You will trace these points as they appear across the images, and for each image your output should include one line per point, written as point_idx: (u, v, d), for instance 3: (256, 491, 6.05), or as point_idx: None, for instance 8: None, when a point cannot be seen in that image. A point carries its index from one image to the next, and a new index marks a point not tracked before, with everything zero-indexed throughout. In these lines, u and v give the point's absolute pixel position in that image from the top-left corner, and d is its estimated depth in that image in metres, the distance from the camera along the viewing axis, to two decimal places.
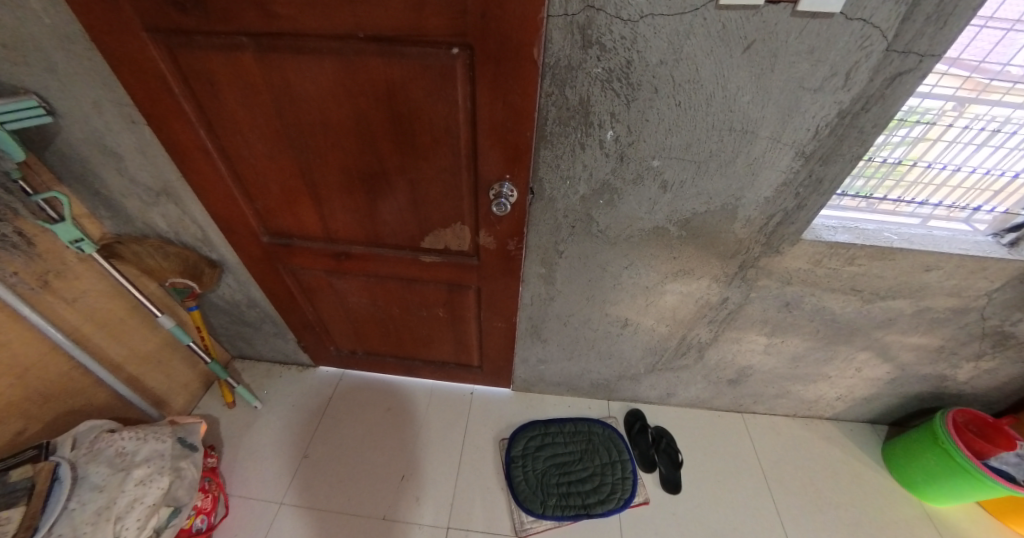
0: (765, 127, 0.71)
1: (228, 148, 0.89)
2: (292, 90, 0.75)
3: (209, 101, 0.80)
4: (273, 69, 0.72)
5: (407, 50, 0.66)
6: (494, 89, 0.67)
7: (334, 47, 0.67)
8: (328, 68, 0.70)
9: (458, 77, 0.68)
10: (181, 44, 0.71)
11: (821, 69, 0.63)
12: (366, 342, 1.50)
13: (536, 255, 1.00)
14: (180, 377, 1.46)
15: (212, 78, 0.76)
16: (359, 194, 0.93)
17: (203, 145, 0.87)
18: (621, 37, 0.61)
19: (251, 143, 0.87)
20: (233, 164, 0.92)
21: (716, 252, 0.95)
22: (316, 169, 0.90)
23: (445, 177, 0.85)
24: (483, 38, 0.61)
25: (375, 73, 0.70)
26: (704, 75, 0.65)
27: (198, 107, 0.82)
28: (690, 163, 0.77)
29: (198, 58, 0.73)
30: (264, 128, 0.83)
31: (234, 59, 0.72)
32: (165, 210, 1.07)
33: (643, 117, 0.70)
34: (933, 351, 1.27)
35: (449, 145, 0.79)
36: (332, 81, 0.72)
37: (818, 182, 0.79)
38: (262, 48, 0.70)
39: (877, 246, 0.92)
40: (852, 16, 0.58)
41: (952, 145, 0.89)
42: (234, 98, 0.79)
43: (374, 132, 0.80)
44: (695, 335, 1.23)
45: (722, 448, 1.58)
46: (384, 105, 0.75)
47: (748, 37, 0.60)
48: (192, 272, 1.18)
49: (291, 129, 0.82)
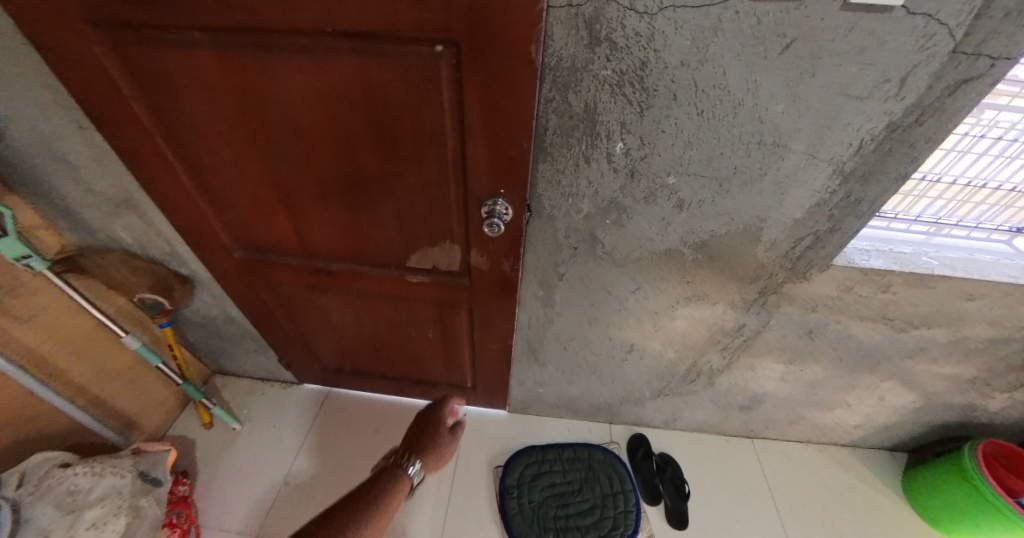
0: (800, 140, 0.61)
1: (190, 157, 0.78)
2: (258, 94, 0.65)
3: (166, 105, 0.70)
4: (235, 70, 0.62)
5: (387, 49, 0.56)
6: (488, 94, 0.57)
7: (301, 45, 0.57)
8: (297, 69, 0.60)
9: (445, 81, 0.58)
10: (127, 40, 0.60)
11: (870, 73, 0.53)
12: (352, 359, 1.40)
13: (534, 276, 0.90)
14: (153, 397, 1.36)
15: (166, 79, 0.65)
16: (338, 208, 0.83)
17: (162, 153, 0.77)
18: (635, 34, 0.51)
19: (216, 153, 0.76)
20: (197, 175, 0.82)
21: (734, 276, 0.85)
22: (290, 181, 0.79)
23: (433, 191, 0.76)
24: (474, 36, 0.51)
25: (350, 74, 0.59)
26: (732, 80, 0.55)
27: (154, 112, 0.71)
28: (709, 180, 0.67)
29: (148, 57, 0.62)
30: (229, 136, 0.73)
31: (188, 58, 0.61)
32: (127, 222, 0.97)
33: (658, 127, 0.60)
34: (964, 381, 1.17)
35: (438, 157, 0.69)
36: (303, 84, 0.62)
37: (855, 203, 0.69)
38: (220, 45, 0.59)
39: (916, 272, 0.83)
40: (914, 11, 0.47)
41: (976, 157, 0.79)
42: (193, 102, 0.68)
43: (352, 142, 0.69)
44: (707, 362, 1.13)
45: (731, 476, 1.49)
46: (361, 112, 0.64)
47: (788, 35, 0.50)
48: (162, 288, 1.09)
49: (260, 137, 0.72)
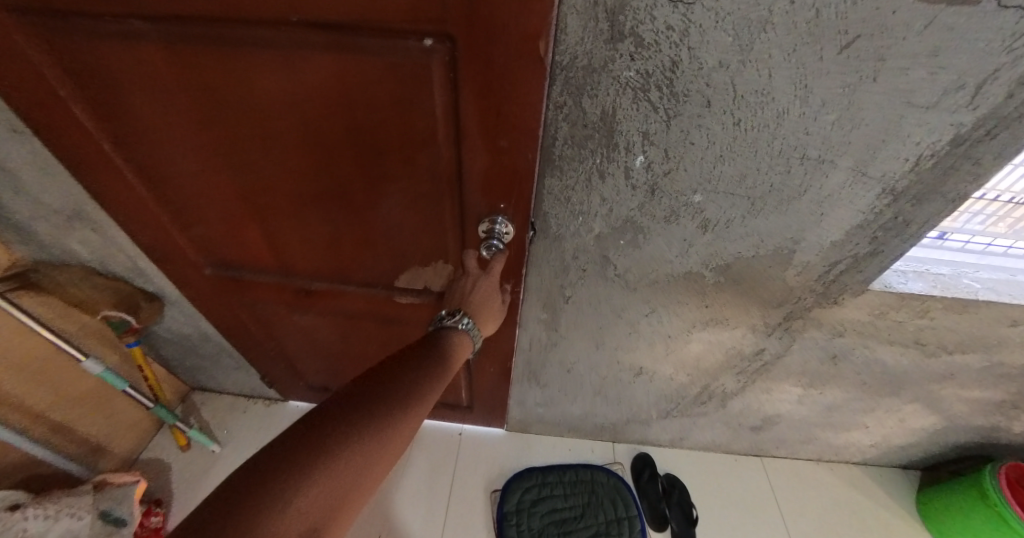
0: (849, 155, 0.53)
1: (145, 166, 0.68)
2: (216, 96, 0.54)
3: (111, 108, 0.59)
4: (187, 66, 0.51)
5: (366, 45, 0.46)
6: (488, 98, 0.48)
7: (263, 38, 0.47)
8: (260, 68, 0.50)
9: (437, 84, 0.49)
10: (54, 29, 0.50)
11: (942, 78, 0.45)
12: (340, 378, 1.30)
13: (537, 299, 0.81)
14: (124, 419, 1.26)
15: (106, 77, 0.55)
16: (317, 223, 0.74)
17: (112, 161, 0.67)
18: (666, 28, 0.42)
19: (174, 161, 0.66)
20: (156, 187, 0.72)
21: (759, 300, 0.77)
22: (261, 193, 0.70)
23: (424, 207, 0.67)
24: (472, 29, 0.42)
25: (324, 74, 0.49)
26: (777, 85, 0.46)
27: (98, 115, 0.61)
28: (740, 198, 0.58)
29: (83, 50, 0.52)
30: (188, 143, 0.63)
31: (130, 52, 0.51)
32: (82, 237, 0.86)
33: (686, 138, 0.52)
34: (991, 404, 1.10)
35: (429, 170, 0.60)
36: (269, 84, 0.52)
37: (902, 225, 0.61)
38: (165, 37, 0.48)
39: (959, 296, 0.75)
40: (1010, 3, 0.38)
41: None
42: (142, 104, 0.58)
43: (330, 152, 0.60)
44: (720, 384, 1.05)
45: (740, 498, 1.41)
46: (339, 118, 0.55)
47: (849, 31, 0.41)
48: (128, 305, 0.99)
49: (223, 144, 0.62)
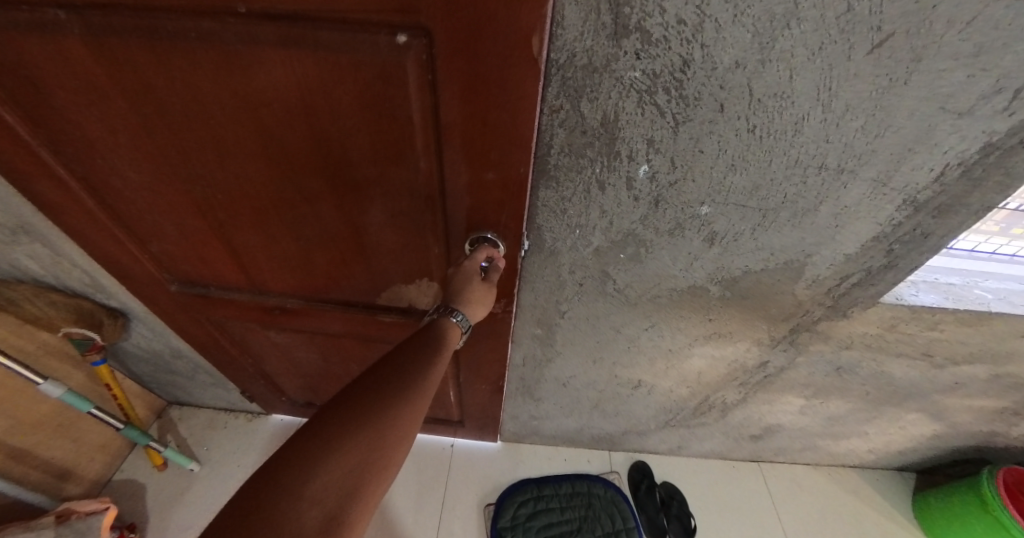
0: (872, 164, 0.48)
1: (91, 176, 0.61)
2: (160, 98, 0.48)
3: (44, 112, 0.52)
4: (121, 64, 0.44)
5: (326, 42, 0.38)
6: (474, 102, 0.42)
7: (204, 30, 0.39)
8: (206, 66, 0.43)
9: (413, 87, 0.42)
10: None
11: (982, 82, 0.40)
12: (322, 395, 1.24)
13: (530, 315, 0.75)
14: (92, 440, 1.18)
15: (30, 76, 0.47)
16: (286, 238, 0.68)
17: (53, 170, 0.60)
18: (678, 23, 0.36)
19: (122, 171, 0.60)
20: (106, 198, 0.65)
21: (766, 314, 0.72)
22: (222, 205, 0.63)
23: (403, 222, 0.61)
24: (452, 22, 0.35)
25: (281, 74, 0.42)
26: (799, 87, 0.41)
27: (29, 118, 0.53)
28: (752, 210, 0.54)
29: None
30: (136, 150, 0.56)
31: (52, 48, 0.43)
32: (31, 251, 0.79)
33: (696, 145, 0.47)
34: (993, 412, 1.08)
35: (408, 181, 0.54)
36: (220, 86, 0.45)
37: (922, 237, 0.56)
38: (89, 29, 0.41)
39: (973, 310, 0.71)
40: None
41: None
42: (78, 107, 0.51)
43: (296, 162, 0.54)
44: (721, 397, 1.01)
45: (739, 507, 1.38)
46: (303, 125, 0.48)
47: (884, 27, 0.36)
48: (89, 322, 0.92)
49: (175, 152, 0.55)
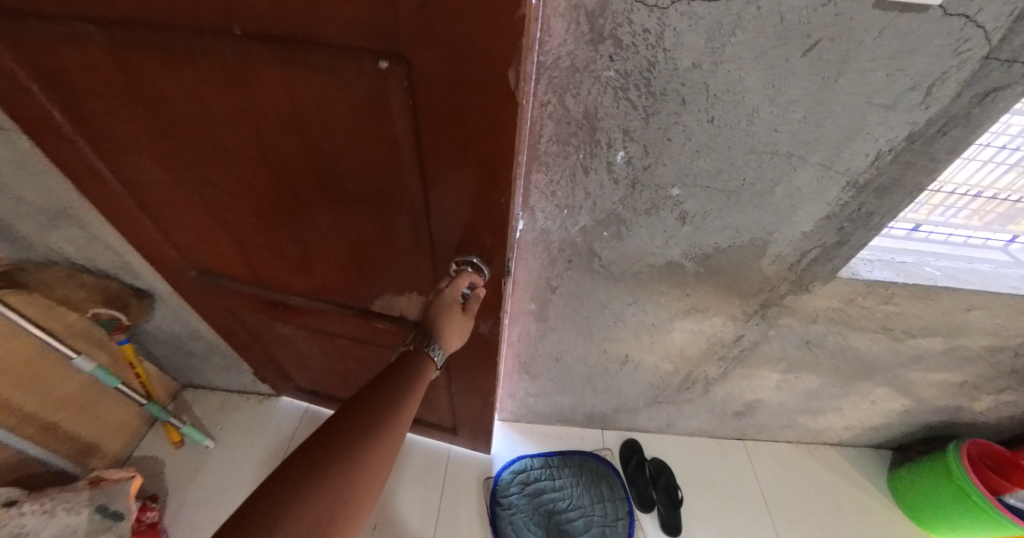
0: (817, 151, 0.56)
1: (121, 170, 0.69)
2: (177, 107, 0.54)
3: (82, 112, 0.59)
4: (141, 75, 0.50)
5: (317, 62, 0.42)
6: (453, 118, 0.46)
7: (207, 47, 0.43)
8: (213, 79, 0.47)
9: (396, 105, 0.45)
10: (10, 29, 0.48)
11: (900, 79, 0.48)
12: (326, 386, 1.31)
13: (525, 291, 0.83)
14: (114, 418, 1.25)
15: (68, 81, 0.54)
16: (286, 237, 0.74)
17: (92, 163, 0.68)
18: (644, 31, 0.44)
19: (146, 168, 0.67)
20: (135, 189, 0.73)
21: (737, 289, 0.80)
22: (231, 203, 0.70)
23: (390, 230, 0.67)
24: (428, 52, 0.38)
25: (277, 87, 0.46)
26: (748, 85, 0.49)
27: (71, 117, 0.60)
28: (717, 192, 0.62)
29: (42, 54, 0.50)
30: (156, 150, 0.62)
31: (82, 54, 0.48)
32: (69, 234, 0.86)
33: (665, 135, 0.54)
34: (955, 386, 1.17)
35: (395, 187, 0.58)
36: (226, 97, 0.50)
37: (867, 216, 0.65)
38: (111, 42, 0.46)
39: (922, 284, 0.80)
40: (953, 12, 0.42)
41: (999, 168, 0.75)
42: (107, 109, 0.57)
43: (294, 169, 0.59)
44: (703, 372, 1.09)
45: (724, 481, 1.46)
46: (298, 135, 0.53)
47: (814, 35, 0.44)
48: (116, 303, 0.99)
49: (190, 153, 0.62)
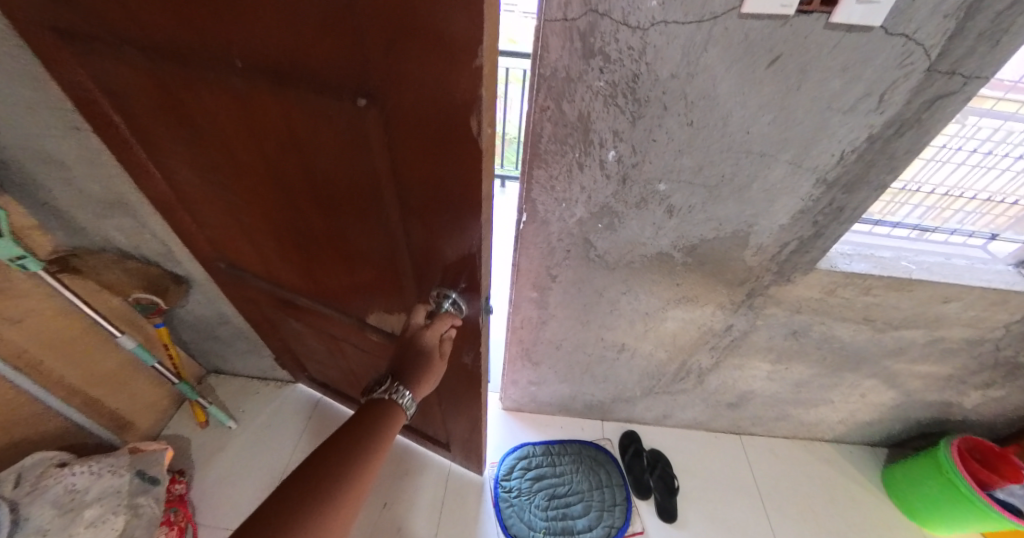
0: (787, 151, 0.63)
1: (161, 168, 0.77)
2: (197, 123, 0.59)
3: (127, 117, 0.66)
4: (166, 93, 0.55)
5: (306, 92, 0.45)
6: (426, 156, 0.47)
7: (216, 75, 0.47)
8: (223, 102, 0.52)
9: (374, 140, 0.48)
10: (70, 47, 0.55)
11: (855, 88, 0.55)
12: (334, 380, 1.38)
13: (528, 279, 0.91)
14: (146, 397, 1.35)
15: (115, 92, 0.61)
16: (292, 243, 0.80)
17: (141, 160, 0.77)
18: (628, 47, 0.52)
19: (178, 169, 0.74)
20: (174, 186, 0.81)
21: (723, 279, 0.87)
22: (246, 208, 0.76)
23: (379, 249, 0.70)
24: (396, 92, 0.40)
25: (275, 114, 0.50)
26: (722, 92, 0.56)
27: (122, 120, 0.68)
28: (699, 187, 0.69)
29: (95, 68, 0.57)
30: (185, 155, 0.69)
31: (121, 70, 0.54)
32: (120, 223, 0.96)
33: (650, 136, 0.62)
34: (942, 380, 1.21)
35: (381, 212, 0.61)
36: (235, 119, 0.54)
37: (838, 210, 0.71)
38: (142, 64, 0.51)
39: (897, 276, 0.86)
40: (894, 31, 0.50)
41: (960, 168, 0.84)
42: (144, 117, 0.64)
43: (293, 187, 0.64)
44: (696, 361, 1.15)
45: (720, 472, 1.51)
46: (295, 157, 0.57)
47: (775, 50, 0.52)
48: (156, 287, 1.09)
49: (210, 161, 0.67)
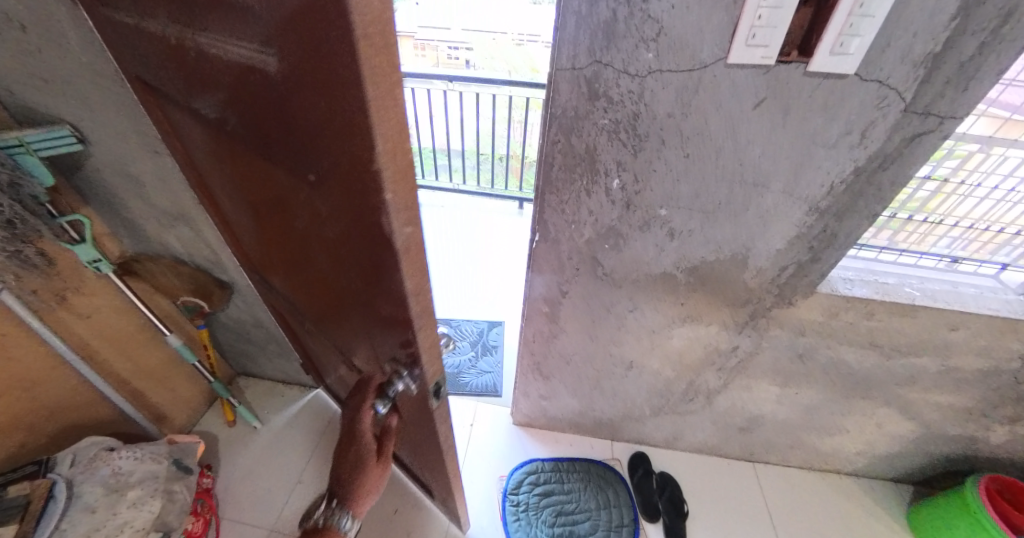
0: (777, 181, 0.69)
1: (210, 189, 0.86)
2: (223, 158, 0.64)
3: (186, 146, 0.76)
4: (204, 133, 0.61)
5: (275, 152, 0.45)
6: (361, 229, 0.43)
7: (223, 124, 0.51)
8: (232, 148, 0.55)
9: (324, 203, 0.45)
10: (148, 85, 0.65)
11: (836, 125, 0.62)
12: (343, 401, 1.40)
13: (540, 293, 0.97)
14: (184, 393, 1.46)
15: (176, 122, 0.70)
16: (296, 278, 0.82)
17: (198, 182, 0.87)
18: (628, 91, 0.61)
19: (217, 192, 0.82)
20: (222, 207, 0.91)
21: (726, 298, 0.91)
22: (262, 237, 0.80)
23: (351, 307, 0.66)
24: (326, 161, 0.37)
25: (262, 166, 0.52)
26: (713, 129, 0.63)
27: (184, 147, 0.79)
28: (697, 212, 0.75)
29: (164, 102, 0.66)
30: (222, 181, 0.76)
31: (178, 109, 0.62)
32: (180, 233, 1.08)
33: (650, 166, 0.69)
34: (962, 412, 1.19)
35: (344, 274, 0.57)
36: (239, 159, 0.58)
37: (832, 236, 0.76)
38: (188, 107, 0.58)
39: (898, 301, 0.88)
40: (867, 77, 0.56)
41: (966, 199, 0.87)
42: (195, 146, 0.72)
43: (287, 231, 0.65)
44: (704, 381, 1.18)
45: (731, 498, 1.49)
46: (281, 205, 0.57)
47: (760, 94, 0.59)
48: (202, 292, 1.20)
49: (236, 191, 0.72)
